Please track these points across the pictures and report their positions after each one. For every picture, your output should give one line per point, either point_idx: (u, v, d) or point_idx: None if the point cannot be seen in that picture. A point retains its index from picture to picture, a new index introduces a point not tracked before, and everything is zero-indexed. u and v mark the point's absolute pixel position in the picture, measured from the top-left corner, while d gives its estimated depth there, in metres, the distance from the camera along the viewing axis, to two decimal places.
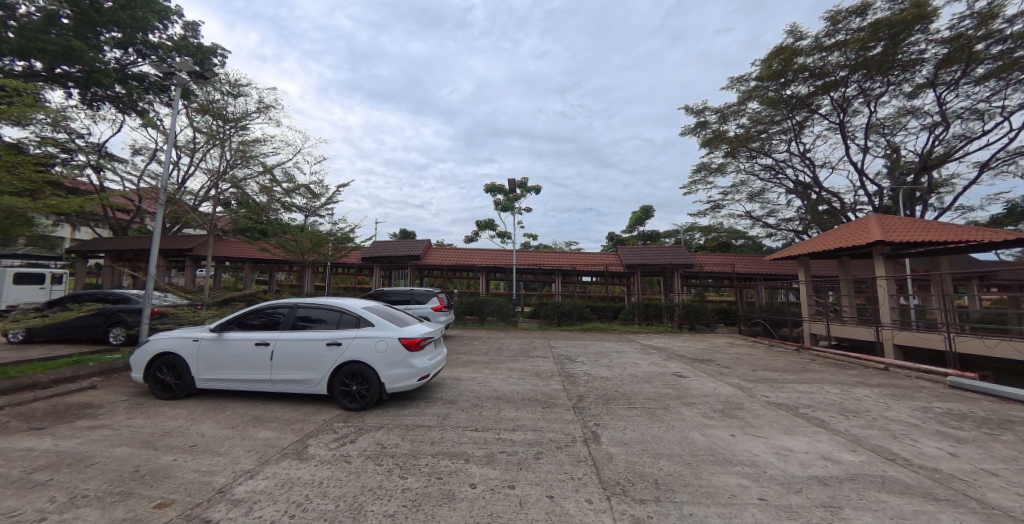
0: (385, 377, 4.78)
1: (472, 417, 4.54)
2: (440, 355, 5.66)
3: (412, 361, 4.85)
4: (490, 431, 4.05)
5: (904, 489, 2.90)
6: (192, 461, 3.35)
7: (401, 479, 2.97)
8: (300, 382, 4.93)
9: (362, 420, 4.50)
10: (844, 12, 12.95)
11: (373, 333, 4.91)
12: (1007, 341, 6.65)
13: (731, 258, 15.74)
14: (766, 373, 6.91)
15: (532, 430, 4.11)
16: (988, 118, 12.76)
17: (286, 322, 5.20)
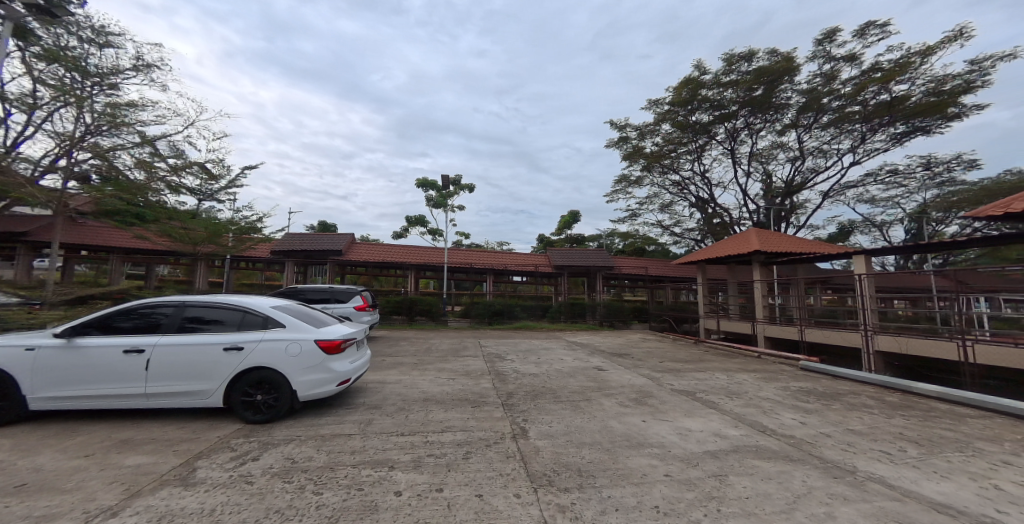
0: (298, 384, 4.23)
1: (399, 420, 3.88)
2: (363, 359, 5.19)
3: (331, 366, 4.38)
4: (419, 434, 3.42)
5: (772, 455, 3.52)
6: (18, 506, 2.57)
7: (315, 496, 2.48)
8: (186, 394, 4.14)
9: (270, 433, 3.93)
10: (736, 57, 15.36)
11: (284, 335, 4.34)
12: (837, 332, 8.51)
13: (645, 261, 17.47)
14: (672, 364, 7.84)
15: (463, 429, 3.52)
16: (829, 158, 16.14)
17: (170, 325, 4.37)
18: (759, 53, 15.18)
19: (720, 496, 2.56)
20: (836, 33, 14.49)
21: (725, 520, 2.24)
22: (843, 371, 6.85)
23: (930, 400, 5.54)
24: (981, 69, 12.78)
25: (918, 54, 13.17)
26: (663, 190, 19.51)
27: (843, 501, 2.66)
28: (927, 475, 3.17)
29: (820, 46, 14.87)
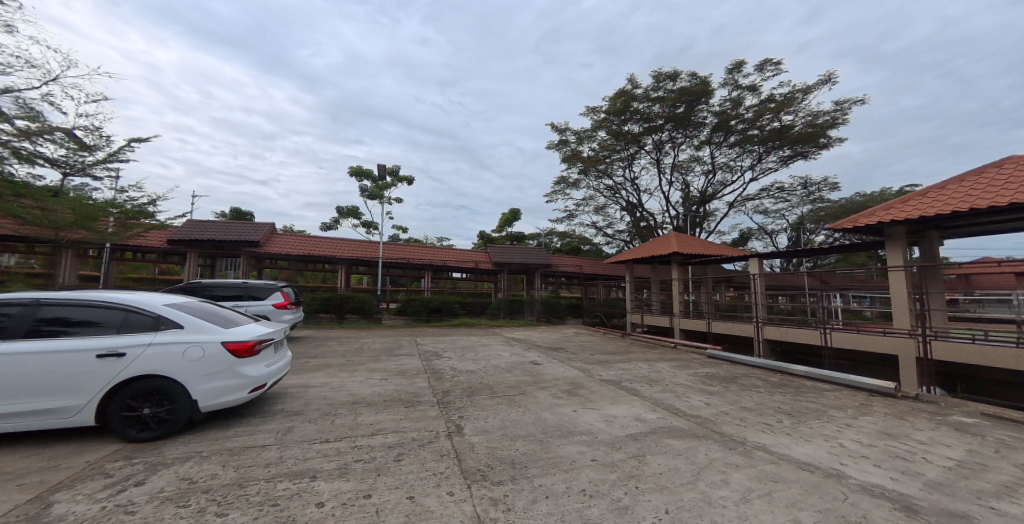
0: (200, 394, 3.23)
1: (324, 426, 3.60)
2: (283, 363, 4.24)
3: (245, 370, 3.45)
4: (346, 439, 3.20)
5: (683, 433, 3.95)
6: None
7: (220, 518, 2.01)
8: (27, 416, 2.88)
9: (160, 452, 2.92)
10: (663, 75, 16.78)
11: (181, 336, 3.30)
12: (737, 324, 9.77)
13: (580, 260, 18.34)
14: (602, 356, 8.37)
15: (396, 431, 3.40)
16: (735, 173, 18.33)
17: (14, 328, 3.09)
18: (682, 74, 16.72)
19: (638, 475, 2.81)
20: (742, 64, 16.51)
21: (642, 496, 2.48)
22: (740, 358, 7.89)
23: (800, 378, 6.65)
24: (844, 108, 15.47)
25: (801, 91, 15.55)
26: (598, 193, 20.64)
27: (737, 469, 3.09)
28: (798, 440, 3.81)
29: (730, 74, 16.82)
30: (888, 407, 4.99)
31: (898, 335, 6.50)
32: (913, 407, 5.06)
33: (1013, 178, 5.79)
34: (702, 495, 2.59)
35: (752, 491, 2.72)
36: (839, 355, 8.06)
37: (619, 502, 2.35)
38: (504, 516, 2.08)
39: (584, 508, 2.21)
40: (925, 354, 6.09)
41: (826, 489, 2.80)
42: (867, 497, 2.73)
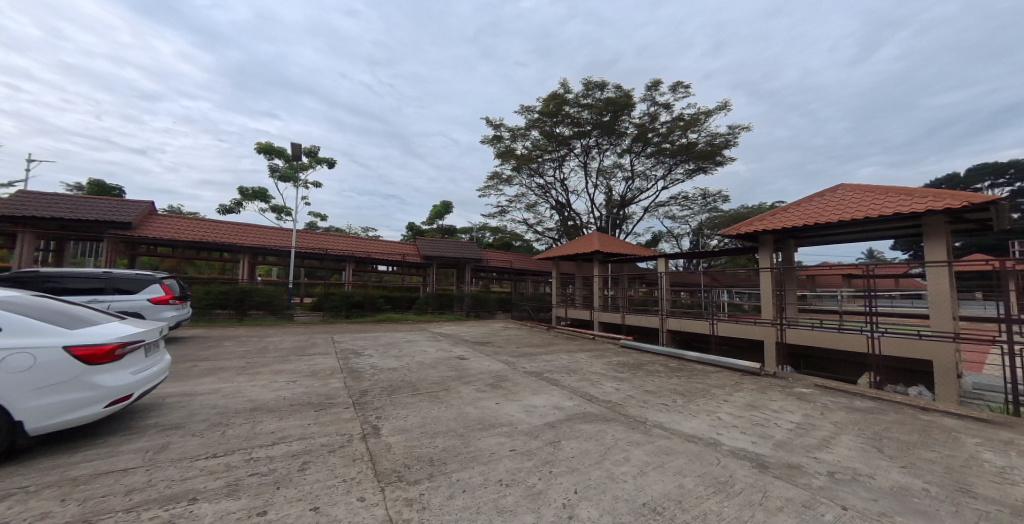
0: (30, 411, 2.60)
1: (213, 438, 3.18)
2: (158, 371, 3.65)
3: (101, 379, 2.89)
4: (240, 452, 2.87)
5: (594, 418, 4.29)
6: None
7: None
8: None
9: None
10: (592, 84, 17.75)
11: (0, 342, 2.62)
12: (647, 317, 10.80)
13: (511, 255, 18.65)
14: (527, 349, 8.65)
15: (301, 438, 3.14)
16: (650, 181, 20.11)
17: None
18: (608, 85, 17.86)
19: (552, 460, 2.99)
20: (659, 83, 18.14)
21: (555, 479, 2.65)
22: (648, 347, 8.74)
23: (693, 362, 7.63)
24: (736, 132, 17.87)
25: (704, 113, 17.60)
26: (529, 191, 21.16)
27: (637, 446, 3.45)
28: (687, 416, 4.37)
29: (648, 91, 18.37)
30: (755, 384, 5.98)
31: (764, 324, 7.82)
32: (772, 382, 6.14)
33: (848, 200, 7.24)
34: (607, 473, 2.85)
35: (648, 464, 3.06)
36: (724, 343, 9.41)
37: (533, 488, 2.47)
38: (419, 515, 2.06)
39: (499, 498, 2.29)
40: (782, 339, 7.43)
41: (705, 456, 3.28)
42: (734, 460, 3.26)
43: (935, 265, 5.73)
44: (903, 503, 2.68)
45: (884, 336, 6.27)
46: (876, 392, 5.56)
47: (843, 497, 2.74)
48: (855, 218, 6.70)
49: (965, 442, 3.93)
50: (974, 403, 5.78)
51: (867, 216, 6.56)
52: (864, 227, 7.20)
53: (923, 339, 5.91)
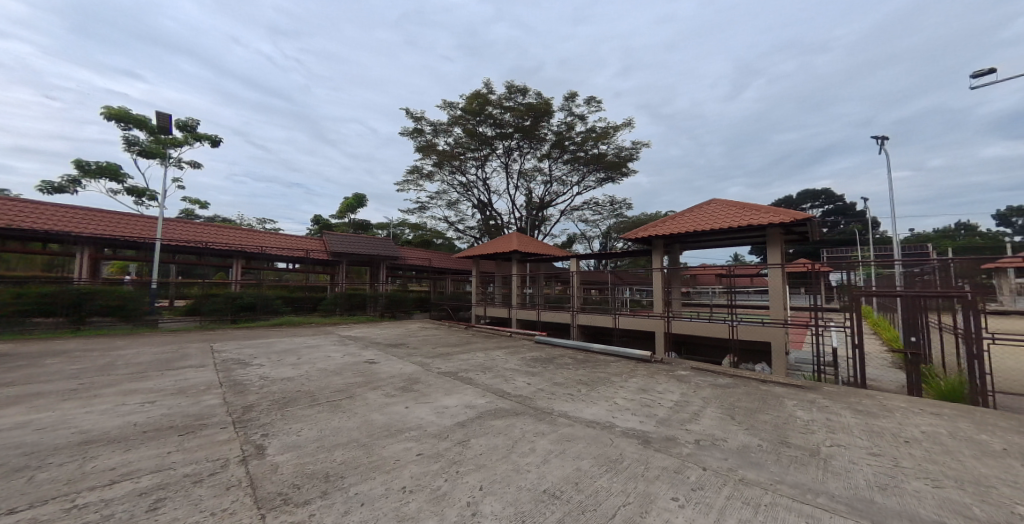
0: None
1: (22, 486, 2.50)
2: None
3: None
4: (62, 499, 2.30)
5: (504, 413, 4.42)
6: None
7: None
8: None
9: None
10: (514, 88, 18.18)
11: None
12: (560, 314, 11.44)
13: (429, 252, 18.11)
14: (443, 349, 8.50)
15: (155, 472, 2.64)
16: (566, 186, 21.33)
17: None
18: (530, 91, 18.49)
19: (460, 459, 3.00)
20: (575, 96, 19.35)
21: (462, 478, 2.66)
22: (559, 342, 9.27)
23: (597, 354, 8.32)
24: (639, 147, 19.92)
25: (614, 128, 19.25)
26: (451, 188, 20.86)
27: (543, 436, 3.66)
28: (588, 403, 4.77)
29: (566, 101, 19.45)
30: (647, 370, 6.75)
31: (655, 317, 8.88)
32: (660, 368, 6.99)
33: (721, 212, 8.55)
34: (513, 465, 2.97)
35: (551, 452, 3.27)
36: (625, 335, 10.44)
37: (438, 490, 2.46)
38: None
39: (401, 506, 2.23)
40: (668, 329, 8.54)
41: (601, 439, 3.62)
42: (624, 439, 3.66)
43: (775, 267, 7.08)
44: (745, 459, 3.32)
45: (740, 324, 7.62)
46: (735, 371, 6.70)
47: (705, 460, 3.28)
48: (725, 228, 7.96)
49: (788, 404, 5.00)
50: (797, 374, 7.36)
51: (733, 226, 7.84)
52: (731, 235, 8.61)
53: (768, 326, 7.28)
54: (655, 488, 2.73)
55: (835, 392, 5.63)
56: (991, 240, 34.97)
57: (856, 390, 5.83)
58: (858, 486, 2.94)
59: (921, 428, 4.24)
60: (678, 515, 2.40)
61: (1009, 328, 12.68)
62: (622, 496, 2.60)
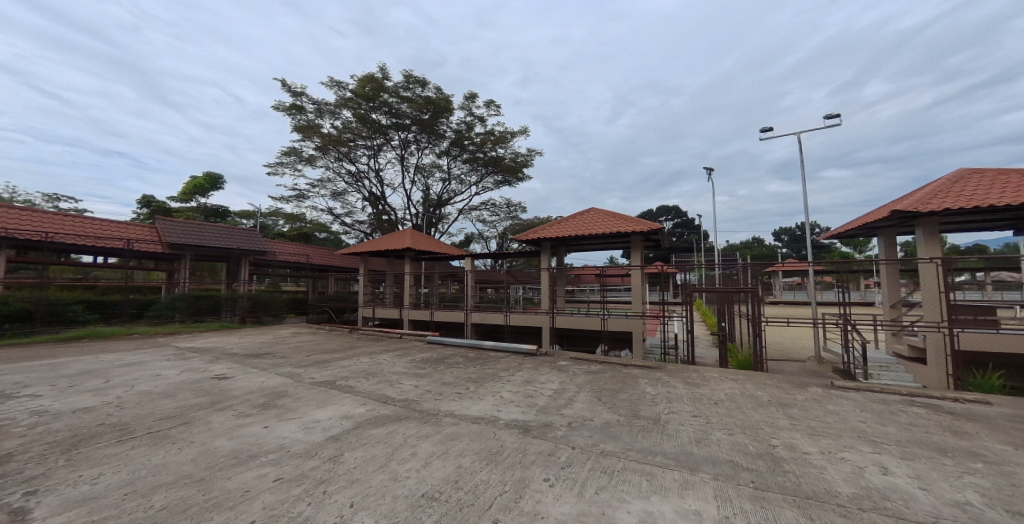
0: None
1: None
2: None
3: None
4: None
5: (386, 420, 4.19)
6: None
7: None
8: None
9: None
10: (413, 78, 17.44)
11: None
12: (453, 313, 11.36)
13: (307, 248, 15.90)
14: (319, 356, 7.64)
15: None
16: (464, 185, 21.36)
17: None
18: (429, 85, 17.96)
19: (329, 478, 2.74)
20: (475, 97, 19.50)
21: (328, 499, 2.43)
22: (452, 341, 9.20)
23: (488, 351, 8.53)
24: (534, 154, 21.12)
25: (511, 133, 19.98)
26: (338, 177, 19.01)
27: (425, 438, 3.59)
28: (475, 400, 4.86)
29: (466, 101, 19.46)
30: (531, 363, 7.20)
31: (542, 313, 9.53)
32: (543, 360, 7.54)
33: (598, 219, 9.61)
34: (390, 474, 2.83)
35: (434, 454, 3.23)
36: (515, 331, 10.95)
37: (298, 517, 2.20)
38: None
39: None
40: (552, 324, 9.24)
41: (485, 434, 3.72)
42: (506, 430, 3.83)
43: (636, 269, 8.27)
44: (606, 434, 3.81)
45: (610, 317, 8.69)
46: (604, 359, 7.60)
47: (574, 439, 3.65)
48: (600, 234, 8.99)
49: (642, 383, 5.90)
50: (651, 358, 8.75)
51: (607, 232, 8.90)
52: (606, 240, 9.76)
53: (630, 318, 8.48)
54: (530, 473, 2.91)
55: (675, 370, 6.86)
56: (773, 250, 47.49)
57: (689, 367, 7.21)
58: (684, 443, 3.65)
59: (727, 391, 5.49)
60: (547, 494, 2.61)
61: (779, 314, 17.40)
62: (500, 487, 2.71)
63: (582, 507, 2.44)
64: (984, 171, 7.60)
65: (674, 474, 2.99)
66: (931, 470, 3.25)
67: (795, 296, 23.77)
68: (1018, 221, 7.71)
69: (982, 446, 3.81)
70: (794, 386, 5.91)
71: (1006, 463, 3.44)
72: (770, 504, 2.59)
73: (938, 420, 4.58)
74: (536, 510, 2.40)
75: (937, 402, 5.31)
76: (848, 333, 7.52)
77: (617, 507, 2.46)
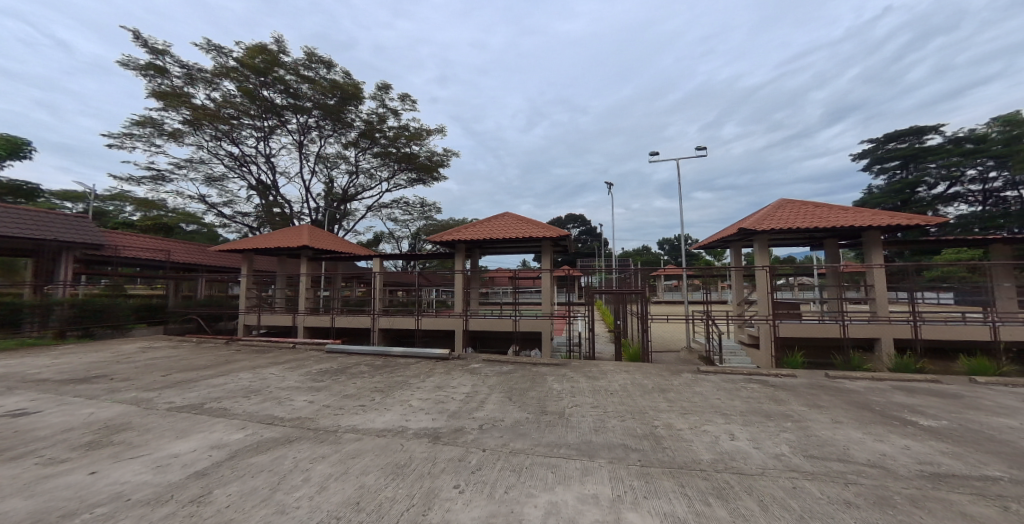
0: None
1: None
2: None
3: None
4: None
5: (272, 444, 3.59)
6: None
7: None
8: None
9: None
10: (316, 57, 15.72)
11: None
12: (357, 318, 10.42)
13: (167, 243, 13.01)
14: (180, 375, 6.28)
15: None
16: (374, 181, 19.95)
17: None
18: (336, 67, 16.40)
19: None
20: (389, 88, 18.40)
21: None
22: (356, 348, 8.43)
23: (396, 357, 8.05)
24: (450, 155, 20.75)
25: (427, 131, 19.34)
26: (214, 159, 16.13)
27: (320, 460, 3.17)
28: (381, 412, 4.50)
29: (379, 91, 18.26)
30: (443, 368, 7.00)
31: (455, 316, 9.36)
32: (455, 363, 7.39)
33: (511, 223, 9.82)
34: (274, 507, 2.41)
35: (330, 476, 2.86)
36: (426, 335, 10.56)
37: None
38: None
39: None
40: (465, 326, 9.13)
41: (391, 446, 3.45)
42: (414, 440, 3.61)
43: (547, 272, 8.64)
44: (515, 432, 3.85)
45: (522, 318, 8.94)
46: (515, 359, 7.74)
47: (485, 441, 3.60)
48: (514, 237, 9.21)
49: (549, 379, 6.17)
50: (558, 355, 9.22)
51: (520, 236, 9.16)
52: (519, 244, 10.04)
53: (540, 319, 8.83)
54: (439, 482, 2.77)
55: (578, 366, 7.34)
56: (656, 257, 54.65)
57: (590, 362, 7.79)
58: (585, 432, 3.89)
59: (621, 382, 6.06)
60: (457, 501, 2.49)
61: (660, 311, 20.03)
62: (406, 501, 2.50)
63: (491, 509, 2.39)
64: (797, 201, 9.75)
65: (575, 463, 3.14)
66: (762, 432, 4.02)
67: (673, 295, 27.69)
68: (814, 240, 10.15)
69: (791, 408, 4.88)
70: (672, 373, 6.81)
71: (804, 420, 4.45)
72: (652, 478, 2.87)
73: (766, 391, 5.74)
74: (445, 521, 2.26)
75: (766, 378, 6.65)
76: (710, 326, 8.98)
77: (525, 503, 2.47)
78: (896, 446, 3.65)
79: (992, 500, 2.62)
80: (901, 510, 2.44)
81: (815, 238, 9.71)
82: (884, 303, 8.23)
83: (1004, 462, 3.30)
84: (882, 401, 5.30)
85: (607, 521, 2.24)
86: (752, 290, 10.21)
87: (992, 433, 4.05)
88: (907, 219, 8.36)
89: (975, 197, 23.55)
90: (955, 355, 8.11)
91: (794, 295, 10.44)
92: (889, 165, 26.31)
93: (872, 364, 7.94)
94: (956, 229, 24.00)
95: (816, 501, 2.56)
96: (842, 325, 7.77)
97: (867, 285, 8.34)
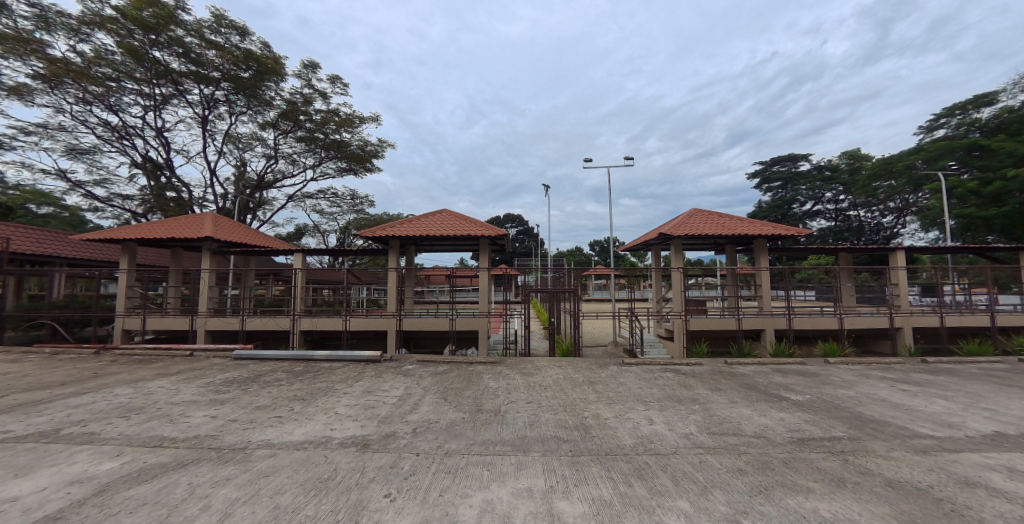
0: None
1: None
2: None
3: None
4: None
5: (158, 471, 2.97)
6: None
7: None
8: None
9: None
10: (226, 21, 13.73)
11: None
12: (270, 320, 9.30)
13: (11, 229, 10.36)
14: (26, 396, 5.00)
15: None
16: (296, 167, 18.07)
17: None
18: (251, 36, 14.51)
19: None
20: (316, 68, 16.80)
21: None
22: (271, 354, 7.53)
23: (320, 362, 7.33)
24: (385, 146, 19.60)
25: (359, 118, 18.02)
26: (81, 126, 13.33)
27: (223, 482, 2.70)
28: (300, 422, 4.01)
29: (304, 68, 16.57)
30: (371, 371, 6.53)
31: (387, 316, 8.81)
32: (385, 365, 6.96)
33: (447, 221, 9.51)
34: None
35: (235, 502, 2.43)
36: (353, 336, 9.83)
37: None
38: None
39: None
40: (397, 327, 8.66)
41: (311, 460, 3.06)
42: (340, 451, 3.25)
43: (482, 271, 8.77)
44: (450, 434, 3.68)
45: (458, 317, 8.71)
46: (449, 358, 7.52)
47: (418, 445, 3.39)
48: (450, 235, 8.93)
49: (485, 378, 6.06)
50: (492, 353, 9.16)
51: (455, 235, 8.90)
52: (455, 242, 9.77)
53: (475, 317, 8.74)
54: (368, 493, 2.51)
55: (512, 363, 7.35)
56: (585, 258, 57.76)
57: (524, 359, 7.85)
58: (519, 428, 3.86)
59: (554, 377, 6.18)
60: (387, 510, 2.27)
61: (589, 309, 21.15)
62: (329, 518, 2.21)
63: (425, 514, 2.21)
64: (705, 212, 10.85)
65: (511, 459, 3.08)
66: (674, 415, 4.34)
67: (601, 293, 29.46)
68: (717, 247, 11.45)
69: (697, 393, 5.37)
70: (598, 366, 7.13)
71: (707, 402, 4.92)
72: (582, 466, 2.92)
73: (677, 379, 6.26)
74: None
75: (679, 367, 7.28)
76: (633, 321, 9.62)
77: (458, 505, 2.32)
78: (774, 419, 4.19)
79: (837, 455, 3.11)
80: (777, 471, 2.77)
81: (719, 244, 10.93)
82: (768, 300, 9.60)
83: (845, 424, 3.97)
84: (764, 382, 6.10)
85: (540, 513, 2.19)
86: (668, 288, 11.14)
87: (839, 402, 4.87)
88: (785, 230, 9.79)
89: (830, 215, 28.54)
90: (814, 341, 9.70)
91: (701, 293, 11.66)
92: (773, 185, 30.74)
93: (758, 351, 9.14)
94: (817, 240, 29.00)
95: (716, 471, 2.81)
96: (738, 318, 8.81)
97: (757, 284, 9.63)
